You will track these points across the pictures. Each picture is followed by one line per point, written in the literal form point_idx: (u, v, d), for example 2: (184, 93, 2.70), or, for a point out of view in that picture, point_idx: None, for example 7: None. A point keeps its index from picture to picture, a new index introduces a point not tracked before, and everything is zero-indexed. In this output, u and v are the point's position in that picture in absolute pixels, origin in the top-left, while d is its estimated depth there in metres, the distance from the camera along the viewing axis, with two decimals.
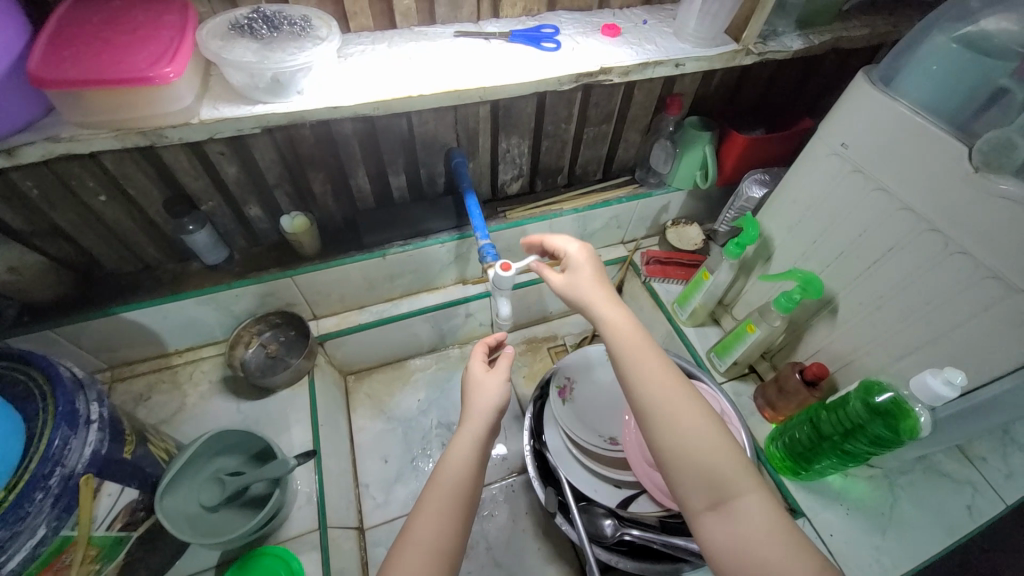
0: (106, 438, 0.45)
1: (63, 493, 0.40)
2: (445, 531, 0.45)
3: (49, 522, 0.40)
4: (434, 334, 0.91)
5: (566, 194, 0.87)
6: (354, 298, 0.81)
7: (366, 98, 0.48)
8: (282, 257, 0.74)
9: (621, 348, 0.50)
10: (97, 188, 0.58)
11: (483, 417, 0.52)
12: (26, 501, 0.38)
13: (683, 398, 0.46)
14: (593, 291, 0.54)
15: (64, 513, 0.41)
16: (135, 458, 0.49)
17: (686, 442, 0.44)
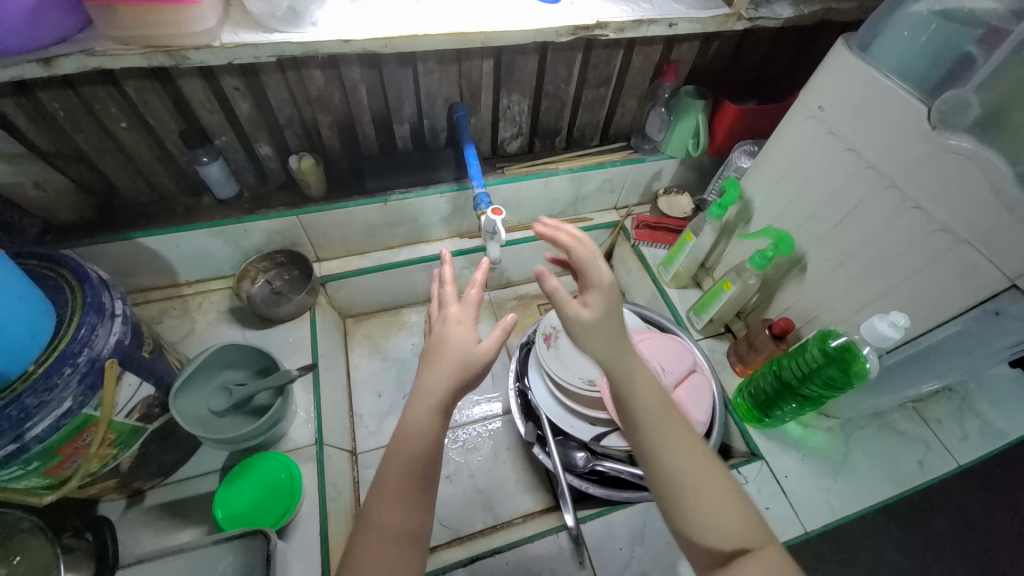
0: (129, 333, 0.50)
1: (87, 373, 0.45)
2: (403, 509, 0.42)
3: (75, 396, 0.45)
4: (429, 284, 0.96)
5: (563, 156, 0.91)
6: (355, 241, 0.86)
7: (377, 34, 0.52)
8: (289, 196, 0.78)
9: (636, 394, 0.47)
10: (118, 115, 0.62)
11: (460, 363, 0.46)
12: (55, 374, 0.43)
13: (694, 454, 0.45)
14: (608, 326, 0.50)
15: (88, 391, 0.45)
16: (152, 359, 0.54)
17: (701, 493, 0.43)
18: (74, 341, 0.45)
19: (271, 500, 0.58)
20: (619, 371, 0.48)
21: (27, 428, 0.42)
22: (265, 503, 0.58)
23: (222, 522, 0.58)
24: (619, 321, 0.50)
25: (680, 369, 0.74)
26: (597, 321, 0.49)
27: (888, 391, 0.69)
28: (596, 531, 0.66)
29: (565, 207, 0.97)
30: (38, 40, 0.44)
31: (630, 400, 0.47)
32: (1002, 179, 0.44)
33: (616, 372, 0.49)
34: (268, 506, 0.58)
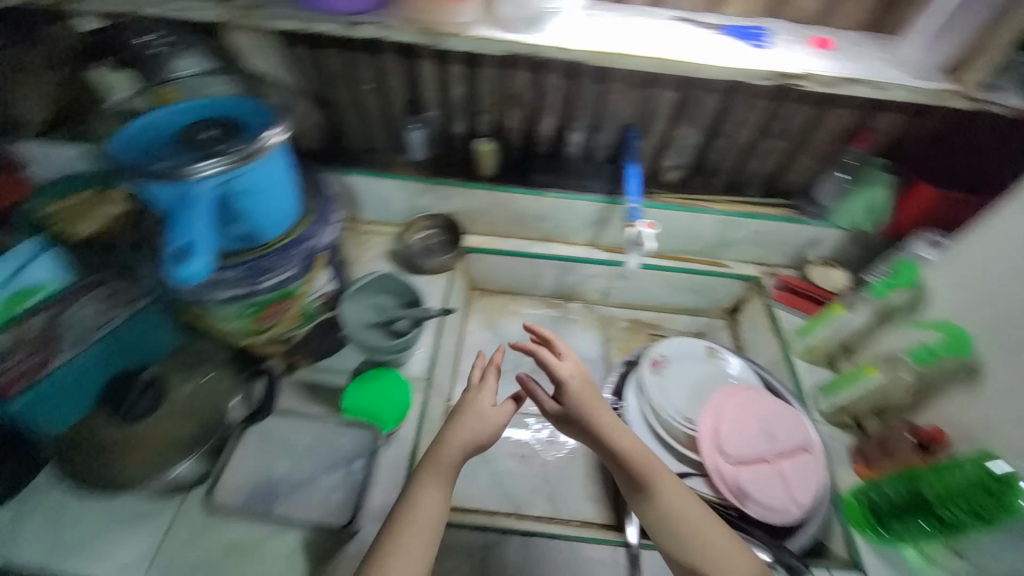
0: (335, 236, 0.64)
1: (303, 257, 0.59)
2: (444, 512, 0.54)
3: (295, 269, 0.59)
4: (553, 281, 1.01)
5: (719, 198, 0.91)
6: (502, 224, 0.95)
7: (592, 48, 0.59)
8: (464, 172, 0.90)
9: (632, 457, 0.58)
10: (368, 78, 0.79)
11: (450, 461, 0.56)
12: (290, 250, 0.58)
13: (693, 507, 0.56)
14: (591, 400, 0.62)
15: (303, 269, 0.60)
16: (337, 265, 0.69)
17: (700, 540, 0.54)
18: (306, 231, 0.60)
19: (386, 410, 0.68)
20: (610, 439, 0.59)
21: (263, 280, 0.57)
22: (382, 410, 0.68)
23: (345, 410, 0.68)
24: (597, 405, 0.62)
25: (789, 442, 0.70)
26: (580, 395, 0.62)
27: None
28: (653, 560, 0.65)
29: (706, 247, 0.96)
30: (336, 8, 0.59)
31: (626, 462, 0.58)
32: None
33: (608, 439, 0.60)
34: (384, 413, 0.68)
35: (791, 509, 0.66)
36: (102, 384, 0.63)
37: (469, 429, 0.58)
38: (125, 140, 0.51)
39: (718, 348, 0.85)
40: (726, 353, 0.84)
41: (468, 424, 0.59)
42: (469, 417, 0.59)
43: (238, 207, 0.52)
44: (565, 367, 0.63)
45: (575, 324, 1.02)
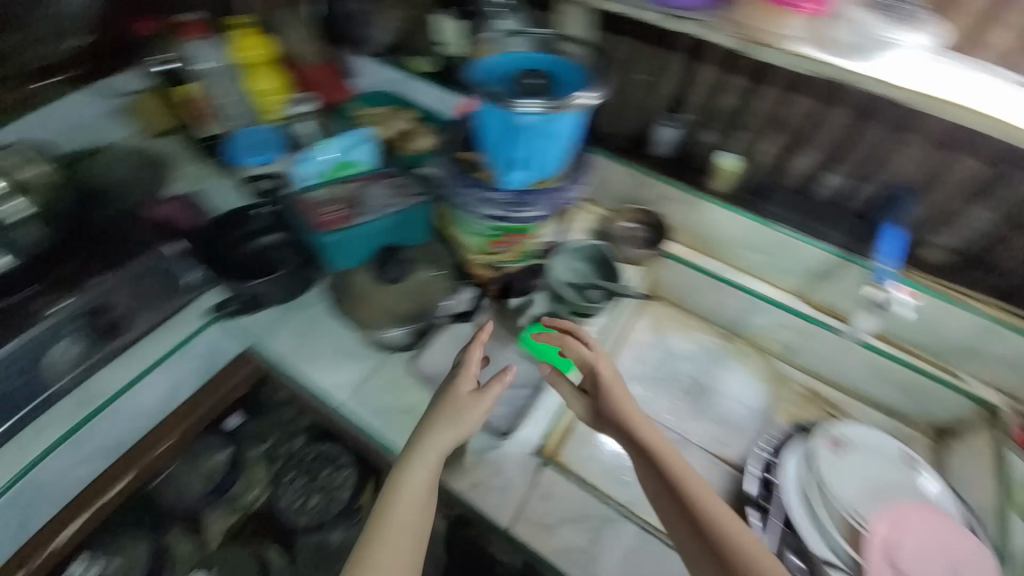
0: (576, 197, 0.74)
1: (552, 205, 0.71)
2: (429, 493, 0.59)
3: (541, 212, 0.71)
4: (736, 318, 0.95)
5: (982, 296, 0.78)
6: (708, 240, 0.93)
7: (922, 90, 0.57)
8: (695, 179, 0.90)
9: (661, 452, 0.60)
10: (648, 71, 0.86)
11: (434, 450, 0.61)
12: (546, 196, 0.70)
13: (722, 507, 0.57)
14: (621, 397, 0.65)
15: (546, 214, 0.72)
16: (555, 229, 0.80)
17: (734, 539, 0.55)
18: (563, 184, 0.70)
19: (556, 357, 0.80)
20: (634, 431, 0.62)
21: (518, 211, 0.70)
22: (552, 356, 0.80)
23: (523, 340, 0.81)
24: (627, 399, 0.65)
25: None
26: (609, 385, 0.66)
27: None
28: None
29: (942, 347, 0.81)
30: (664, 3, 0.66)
31: (654, 457, 0.60)
32: None
33: (636, 433, 0.62)
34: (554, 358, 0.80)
35: None
36: (375, 248, 0.80)
37: (465, 415, 0.64)
38: (481, 67, 0.63)
39: (914, 459, 0.76)
40: (923, 469, 0.75)
41: (451, 419, 0.63)
42: (459, 405, 0.65)
43: (541, 146, 0.63)
44: (598, 353, 0.68)
45: (744, 367, 0.94)
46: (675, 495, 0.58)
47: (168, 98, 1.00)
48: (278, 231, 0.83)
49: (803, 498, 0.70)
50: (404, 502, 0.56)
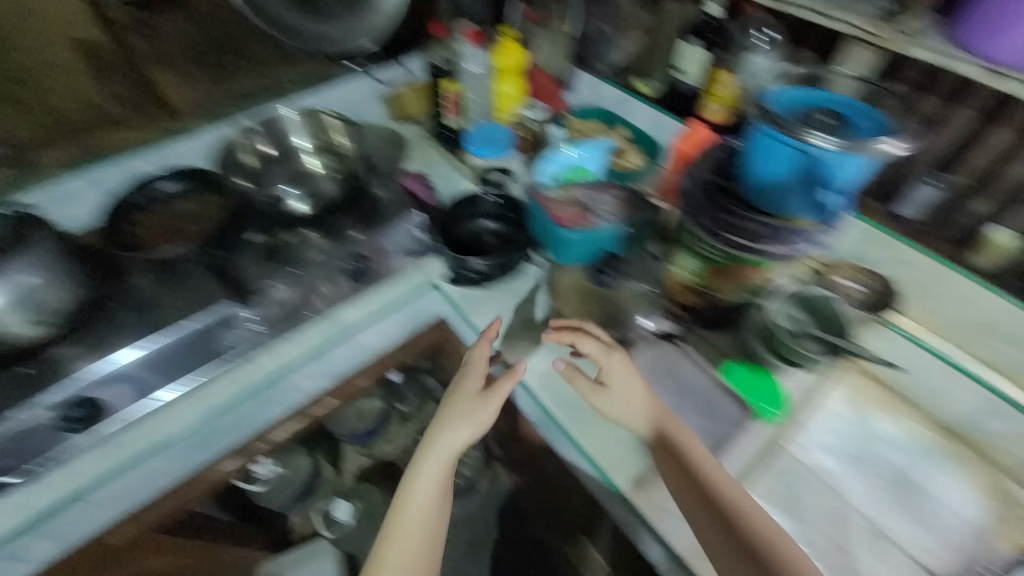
0: (819, 248, 0.68)
1: (796, 248, 0.67)
2: (440, 486, 0.79)
3: (782, 249, 0.66)
4: (965, 414, 0.82)
5: None
6: (947, 319, 0.84)
7: None
8: (949, 250, 0.81)
9: (686, 450, 0.69)
10: (921, 123, 0.79)
11: (443, 452, 0.78)
12: (796, 234, 0.66)
13: (736, 495, 0.67)
14: (642, 398, 0.72)
15: (787, 252, 0.67)
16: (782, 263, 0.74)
17: (750, 522, 0.66)
18: (814, 229, 0.66)
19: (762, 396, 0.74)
20: (653, 427, 0.71)
21: (761, 242, 0.66)
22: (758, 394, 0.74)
23: (725, 369, 0.76)
24: (648, 400, 0.72)
25: None
26: (631, 380, 0.73)
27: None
28: None
29: None
30: (1000, 60, 0.67)
31: (678, 456, 0.68)
32: None
33: (656, 431, 0.71)
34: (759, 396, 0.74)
35: None
36: (592, 254, 0.82)
37: (474, 414, 0.77)
38: (783, 95, 0.68)
39: None
40: None
41: (461, 420, 0.78)
42: (470, 405, 0.78)
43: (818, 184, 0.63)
44: (607, 363, 0.73)
45: (967, 476, 0.79)
46: (703, 489, 0.67)
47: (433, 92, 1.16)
48: (498, 221, 0.95)
49: None
50: (423, 483, 0.78)
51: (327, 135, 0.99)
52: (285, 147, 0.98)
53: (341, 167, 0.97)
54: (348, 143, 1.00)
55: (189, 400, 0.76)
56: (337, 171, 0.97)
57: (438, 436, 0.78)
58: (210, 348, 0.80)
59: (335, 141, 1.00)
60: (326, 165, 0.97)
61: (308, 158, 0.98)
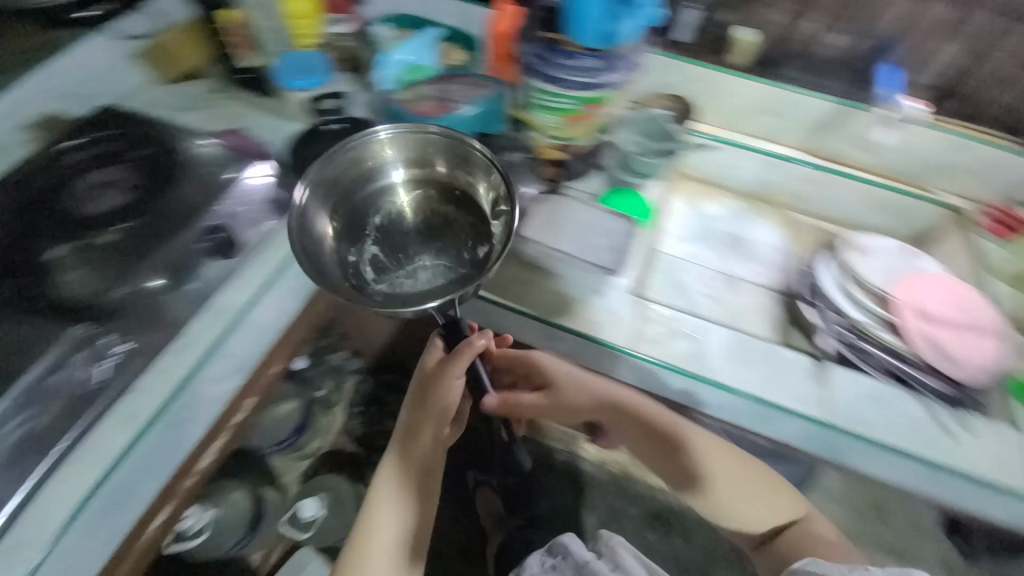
0: (614, 81, 0.79)
1: (603, 79, 0.78)
2: (393, 520, 0.76)
3: (592, 78, 0.78)
4: (754, 178, 1.08)
5: (948, 120, 0.99)
6: (732, 116, 1.05)
7: (853, 145, 1.01)
8: (714, 59, 1.03)
9: (553, 356, 0.83)
10: None
11: (420, 445, 0.79)
12: (601, 69, 0.77)
13: (708, 441, 0.79)
14: (546, 355, 0.84)
15: (592, 75, 0.78)
16: (602, 86, 0.79)
17: (730, 457, 0.78)
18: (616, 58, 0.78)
19: (636, 207, 0.92)
20: (530, 353, 0.84)
21: (592, 78, 0.78)
22: (634, 207, 0.92)
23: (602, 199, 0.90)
24: (539, 354, 0.84)
25: (979, 320, 0.82)
26: (524, 353, 0.84)
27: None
28: (845, 380, 0.76)
29: (920, 169, 1.00)
30: None
31: (555, 369, 0.83)
32: None
33: (540, 356, 0.83)
34: (637, 208, 0.92)
35: (972, 370, 0.77)
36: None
37: (439, 408, 0.76)
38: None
39: (914, 251, 0.92)
40: (921, 255, 0.91)
41: (419, 440, 0.78)
42: (436, 390, 0.75)
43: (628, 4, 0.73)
44: (567, 385, 0.82)
45: (767, 220, 1.08)
46: (611, 391, 0.82)
47: (214, 36, 1.00)
48: None
49: (841, 291, 0.87)
50: (394, 471, 0.78)
51: (422, 151, 0.78)
52: (349, 172, 0.75)
53: (456, 213, 0.76)
54: (449, 169, 0.78)
55: (91, 456, 0.66)
56: (442, 214, 0.76)
57: (419, 419, 0.78)
58: (82, 394, 0.70)
59: (433, 166, 0.78)
60: (420, 201, 0.78)
61: (400, 193, 0.77)
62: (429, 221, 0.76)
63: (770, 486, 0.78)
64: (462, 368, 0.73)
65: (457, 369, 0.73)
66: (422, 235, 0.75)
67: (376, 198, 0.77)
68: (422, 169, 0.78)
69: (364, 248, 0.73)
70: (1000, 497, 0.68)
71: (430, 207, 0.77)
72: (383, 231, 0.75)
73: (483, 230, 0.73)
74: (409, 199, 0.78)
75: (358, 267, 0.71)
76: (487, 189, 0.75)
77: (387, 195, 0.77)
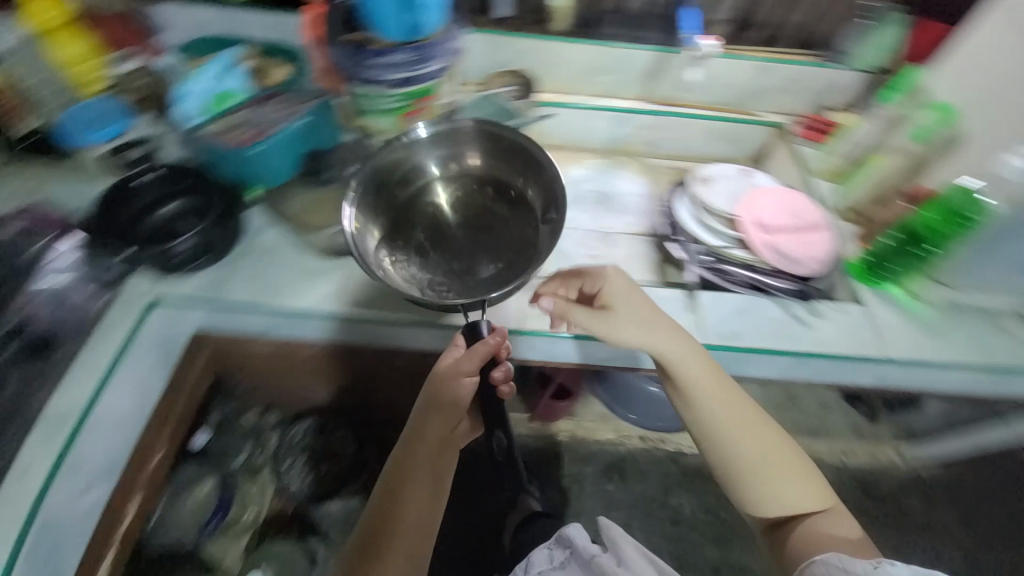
0: (438, 68, 0.77)
1: (426, 69, 0.76)
2: (415, 498, 0.75)
3: (410, 69, 0.75)
4: (606, 134, 1.15)
5: (756, 48, 1.06)
6: (569, 80, 1.10)
7: (678, 87, 1.09)
8: (540, 28, 1.05)
9: (640, 300, 0.77)
10: None
11: (430, 439, 0.75)
12: (418, 61, 0.75)
13: (747, 424, 0.73)
14: (629, 300, 0.76)
15: (410, 65, 0.75)
16: (428, 76, 0.77)
17: (765, 441, 0.73)
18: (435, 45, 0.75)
19: None
20: (615, 295, 0.77)
21: (414, 70, 0.75)
22: None
23: None
24: (625, 291, 0.77)
25: (811, 218, 0.92)
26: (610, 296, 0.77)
27: (1017, 253, 0.76)
28: (711, 302, 0.83)
29: (741, 96, 1.10)
30: None
31: (685, 348, 0.75)
32: None
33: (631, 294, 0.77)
34: None
35: (812, 263, 0.87)
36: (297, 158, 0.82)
37: (448, 404, 0.72)
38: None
39: (750, 171, 1.02)
40: (755, 173, 1.01)
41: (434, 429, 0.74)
42: (446, 385, 0.70)
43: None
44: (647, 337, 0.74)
45: (628, 170, 1.15)
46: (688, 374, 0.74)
47: None
48: (176, 198, 0.79)
49: (692, 217, 0.95)
50: (410, 465, 0.75)
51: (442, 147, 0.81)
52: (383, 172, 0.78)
53: (503, 210, 0.79)
54: (484, 165, 0.82)
55: None
56: (492, 212, 0.79)
57: (428, 417, 0.74)
58: None
59: (469, 160, 0.82)
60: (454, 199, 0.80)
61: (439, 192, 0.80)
62: (479, 216, 0.79)
63: (808, 477, 0.72)
64: (481, 358, 0.68)
65: (468, 369, 0.69)
66: (475, 232, 0.77)
67: (409, 192, 0.79)
68: (456, 164, 0.82)
69: (417, 244, 0.76)
70: (852, 365, 0.79)
71: (475, 203, 0.80)
72: (432, 228, 0.77)
73: (538, 221, 0.75)
74: (447, 195, 0.80)
75: (422, 266, 0.74)
76: (537, 190, 0.78)
77: (423, 189, 0.80)
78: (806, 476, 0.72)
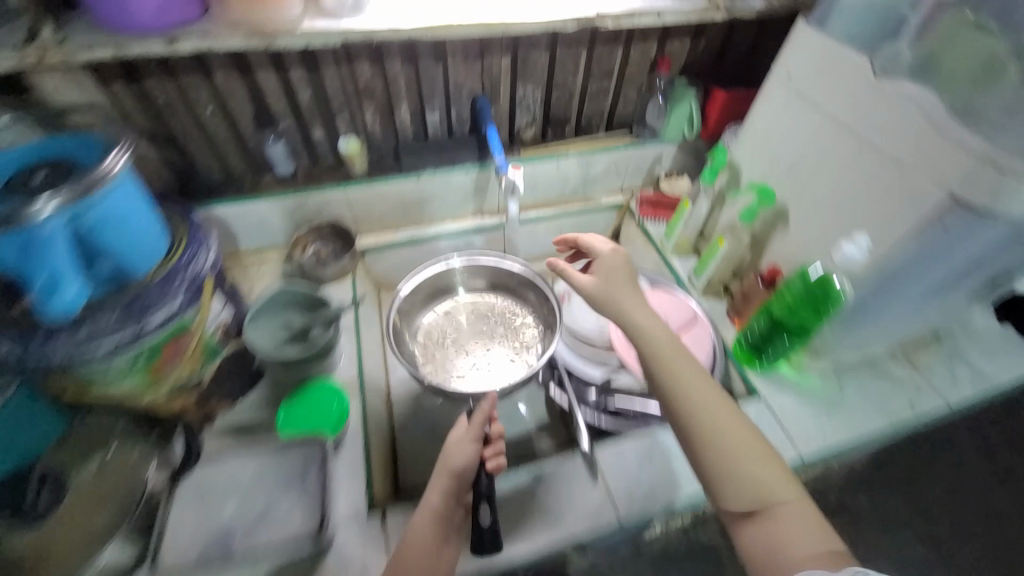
0: (188, 297, 0.58)
1: (168, 306, 0.56)
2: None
3: (138, 321, 0.54)
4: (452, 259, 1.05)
5: (574, 141, 1.01)
6: (389, 217, 0.96)
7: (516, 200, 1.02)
8: (337, 174, 0.90)
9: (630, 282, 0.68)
10: (206, 101, 0.76)
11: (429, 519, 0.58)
12: (149, 306, 0.54)
13: (720, 407, 0.58)
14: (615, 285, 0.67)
15: (134, 314, 0.54)
16: (179, 306, 0.57)
17: (737, 423, 0.58)
18: (181, 267, 0.57)
19: (323, 413, 0.68)
20: (602, 291, 0.66)
21: (147, 317, 0.54)
22: (322, 412, 0.68)
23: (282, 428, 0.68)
24: (619, 269, 0.69)
25: (684, 316, 0.86)
26: (605, 286, 0.67)
27: (877, 318, 0.73)
28: (609, 457, 0.71)
29: (574, 189, 1.05)
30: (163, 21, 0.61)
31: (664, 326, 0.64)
32: (946, 125, 0.54)
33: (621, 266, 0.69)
34: (325, 413, 0.68)
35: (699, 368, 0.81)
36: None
37: (449, 476, 0.59)
38: None
39: None
40: None
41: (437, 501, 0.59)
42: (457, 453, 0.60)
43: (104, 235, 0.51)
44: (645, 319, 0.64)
45: None
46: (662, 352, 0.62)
47: None
48: None
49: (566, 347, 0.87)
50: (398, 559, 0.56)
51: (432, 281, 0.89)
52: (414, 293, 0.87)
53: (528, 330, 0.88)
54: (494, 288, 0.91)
55: None
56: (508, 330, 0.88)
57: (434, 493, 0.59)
58: None
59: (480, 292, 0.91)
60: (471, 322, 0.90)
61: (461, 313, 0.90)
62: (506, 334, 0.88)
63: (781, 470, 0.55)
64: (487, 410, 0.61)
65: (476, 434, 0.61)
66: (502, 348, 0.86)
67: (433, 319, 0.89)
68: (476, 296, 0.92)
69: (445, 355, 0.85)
70: None
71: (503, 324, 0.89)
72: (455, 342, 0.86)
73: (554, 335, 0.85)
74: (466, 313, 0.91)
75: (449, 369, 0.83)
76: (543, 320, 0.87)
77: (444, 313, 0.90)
78: (780, 471, 0.55)
